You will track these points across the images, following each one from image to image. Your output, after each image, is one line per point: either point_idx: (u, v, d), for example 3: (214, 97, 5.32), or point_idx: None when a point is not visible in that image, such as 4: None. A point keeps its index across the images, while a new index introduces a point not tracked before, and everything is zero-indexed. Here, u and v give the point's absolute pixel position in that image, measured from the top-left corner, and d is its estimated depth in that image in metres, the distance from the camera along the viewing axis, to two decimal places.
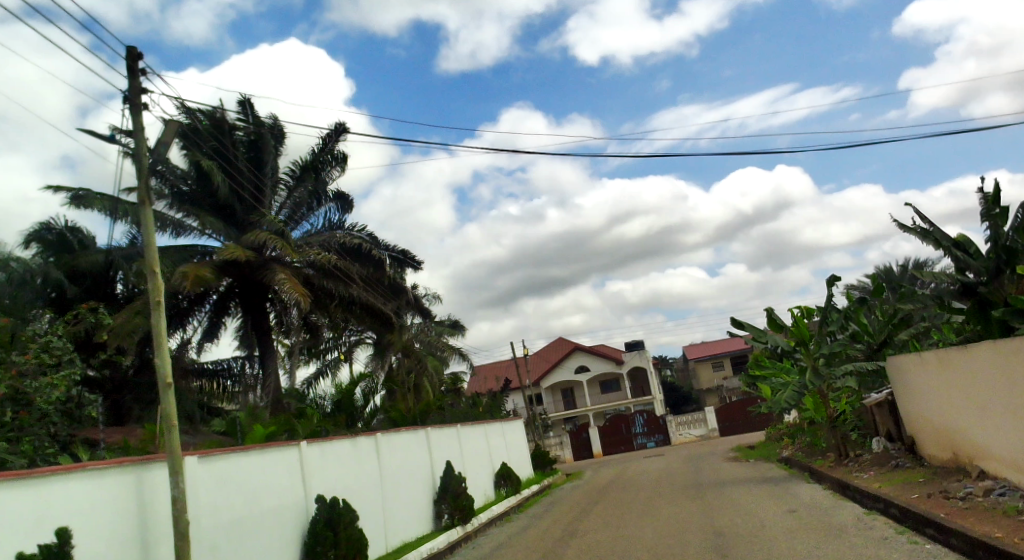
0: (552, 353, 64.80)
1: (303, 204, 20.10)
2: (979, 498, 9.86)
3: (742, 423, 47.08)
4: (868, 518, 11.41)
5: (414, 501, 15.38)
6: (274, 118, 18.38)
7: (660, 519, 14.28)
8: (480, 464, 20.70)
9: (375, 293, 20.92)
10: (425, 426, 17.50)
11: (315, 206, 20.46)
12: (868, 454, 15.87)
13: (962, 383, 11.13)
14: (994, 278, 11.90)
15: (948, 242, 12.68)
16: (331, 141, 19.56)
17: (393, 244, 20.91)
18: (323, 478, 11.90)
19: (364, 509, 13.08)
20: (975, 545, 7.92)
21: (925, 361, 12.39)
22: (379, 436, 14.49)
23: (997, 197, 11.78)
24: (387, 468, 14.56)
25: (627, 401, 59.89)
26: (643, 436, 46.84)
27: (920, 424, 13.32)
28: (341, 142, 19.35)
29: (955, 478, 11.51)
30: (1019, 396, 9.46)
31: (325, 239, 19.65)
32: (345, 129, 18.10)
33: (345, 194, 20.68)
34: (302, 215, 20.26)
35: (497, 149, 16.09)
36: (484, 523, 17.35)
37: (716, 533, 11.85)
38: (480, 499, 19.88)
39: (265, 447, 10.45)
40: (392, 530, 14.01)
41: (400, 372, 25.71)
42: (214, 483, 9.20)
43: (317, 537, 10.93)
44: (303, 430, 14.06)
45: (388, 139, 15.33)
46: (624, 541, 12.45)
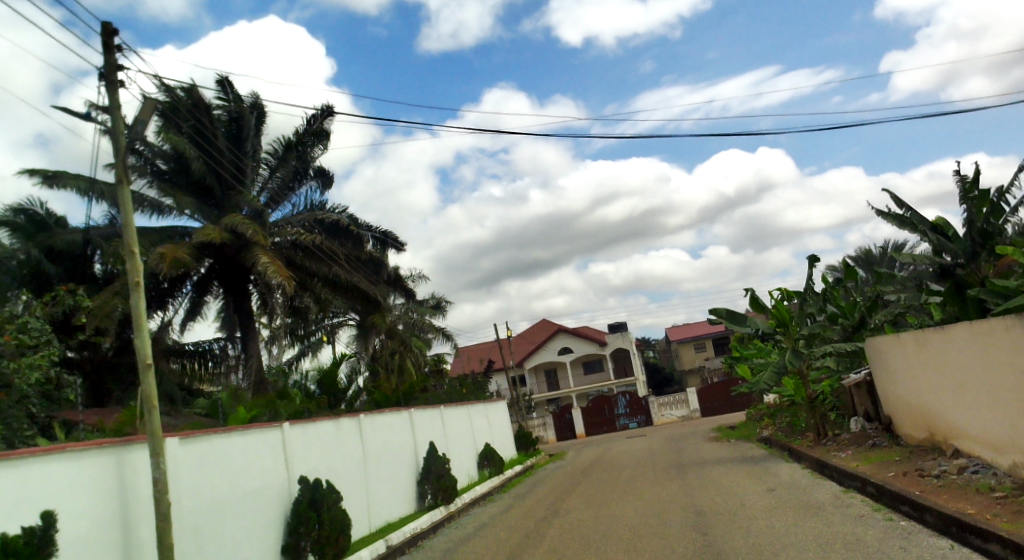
0: (537, 334, 64.97)
1: (285, 183, 19.98)
2: (954, 475, 9.96)
3: (724, 404, 47.53)
4: (845, 497, 11.52)
5: (397, 482, 15.43)
6: (254, 97, 18.15)
7: (639, 499, 14.40)
8: (464, 445, 20.79)
9: (358, 273, 20.86)
10: (409, 407, 17.53)
11: (298, 185, 20.33)
12: (847, 434, 16.04)
13: (938, 363, 11.22)
14: (972, 261, 12.09)
15: (925, 225, 12.74)
16: (315, 121, 19.34)
17: (375, 224, 20.82)
18: (304, 459, 11.91)
19: (347, 490, 13.10)
20: (949, 523, 8.01)
21: (902, 341, 12.49)
22: (362, 417, 14.49)
23: (975, 181, 11.85)
24: (370, 448, 14.59)
25: (611, 382, 60.25)
26: (626, 417, 47.15)
27: (898, 404, 13.43)
28: (325, 122, 19.15)
29: (930, 456, 11.65)
30: (991, 375, 9.55)
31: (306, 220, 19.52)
32: (330, 111, 17.78)
33: (327, 171, 20.50)
34: (285, 194, 20.15)
35: (482, 129, 16.07)
36: (467, 503, 17.45)
37: (697, 513, 11.91)
38: (463, 479, 19.97)
39: (246, 428, 10.37)
40: (374, 511, 14.05)
41: (384, 353, 25.70)
42: (194, 465, 9.13)
43: (300, 518, 10.92)
44: (286, 412, 14.03)
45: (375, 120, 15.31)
46: (603, 520, 12.57)
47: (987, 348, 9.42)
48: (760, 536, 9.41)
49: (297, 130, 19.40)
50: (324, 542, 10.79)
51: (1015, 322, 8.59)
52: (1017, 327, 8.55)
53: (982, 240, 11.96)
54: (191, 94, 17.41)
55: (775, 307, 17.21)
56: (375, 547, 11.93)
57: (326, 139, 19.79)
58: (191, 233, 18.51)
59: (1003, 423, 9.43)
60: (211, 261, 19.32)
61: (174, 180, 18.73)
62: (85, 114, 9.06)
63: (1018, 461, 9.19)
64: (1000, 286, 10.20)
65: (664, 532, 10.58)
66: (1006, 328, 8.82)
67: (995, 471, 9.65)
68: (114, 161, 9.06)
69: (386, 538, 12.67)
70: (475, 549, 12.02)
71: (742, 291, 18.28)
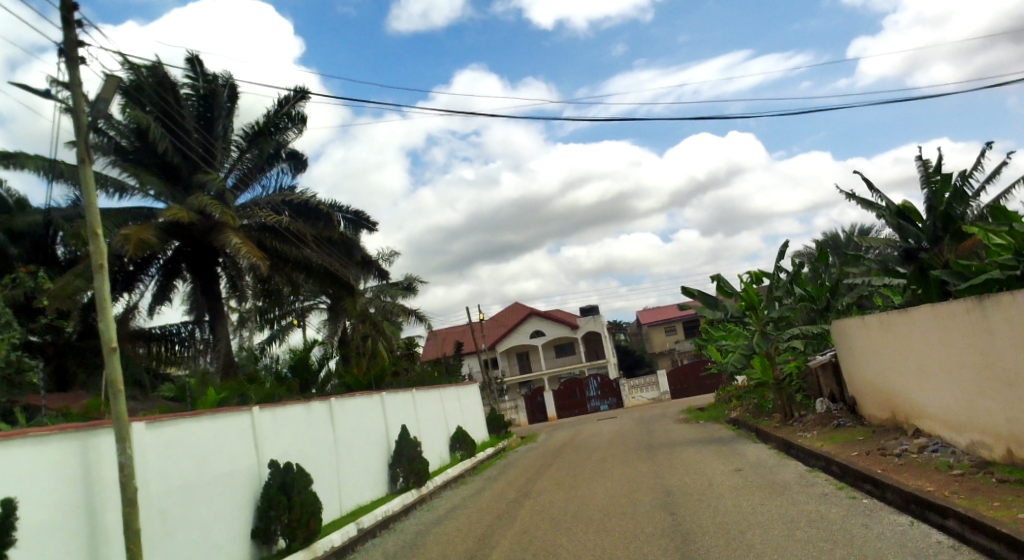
0: (509, 318, 65.06)
1: (255, 165, 19.66)
2: (915, 454, 10.20)
3: (693, 386, 48.06)
4: (810, 476, 11.73)
5: (368, 465, 15.42)
6: (226, 75, 17.89)
7: (609, 481, 14.50)
8: (435, 428, 20.81)
9: (330, 256, 20.73)
10: (380, 390, 17.48)
11: (269, 167, 20.03)
12: (812, 415, 16.30)
13: (900, 344, 11.44)
14: (935, 245, 12.28)
15: (890, 211, 12.93)
16: (290, 103, 19.11)
17: (347, 205, 20.62)
18: (274, 442, 11.84)
19: (317, 473, 13.06)
20: (908, 500, 8.19)
21: (867, 323, 12.70)
22: (332, 400, 14.42)
23: (938, 165, 12.05)
24: (340, 433, 14.54)
25: (582, 364, 60.60)
26: (597, 399, 47.49)
27: (862, 385, 13.67)
28: (299, 104, 18.92)
29: (892, 436, 11.90)
30: (951, 356, 9.77)
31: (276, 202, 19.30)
32: (305, 94, 17.54)
33: (299, 153, 20.28)
34: (255, 176, 19.83)
35: (453, 110, 15.97)
36: (439, 486, 17.49)
37: (665, 493, 12.07)
38: (434, 462, 20.00)
39: (214, 413, 10.29)
40: (345, 494, 14.02)
41: (355, 336, 25.57)
42: (162, 450, 9.04)
43: (269, 501, 10.87)
44: (255, 395, 13.93)
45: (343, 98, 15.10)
46: (573, 501, 12.67)
47: (949, 330, 9.60)
48: (726, 516, 9.54)
49: (269, 111, 19.15)
50: (295, 525, 10.75)
51: (975, 305, 8.76)
52: (979, 310, 8.71)
53: (945, 224, 12.20)
54: (157, 71, 17.12)
55: (743, 289, 17.34)
56: (346, 530, 11.93)
57: (302, 123, 19.65)
58: (156, 213, 18.18)
59: (963, 404, 9.64)
60: (179, 243, 19.05)
61: (138, 159, 18.39)
62: (45, 92, 8.84)
63: (977, 440, 9.42)
64: (961, 269, 10.39)
65: (634, 513, 10.69)
66: (968, 312, 8.97)
67: (954, 450, 9.88)
68: (76, 140, 8.86)
69: (357, 521, 12.66)
70: (446, 531, 12.07)
71: (712, 275, 18.47)
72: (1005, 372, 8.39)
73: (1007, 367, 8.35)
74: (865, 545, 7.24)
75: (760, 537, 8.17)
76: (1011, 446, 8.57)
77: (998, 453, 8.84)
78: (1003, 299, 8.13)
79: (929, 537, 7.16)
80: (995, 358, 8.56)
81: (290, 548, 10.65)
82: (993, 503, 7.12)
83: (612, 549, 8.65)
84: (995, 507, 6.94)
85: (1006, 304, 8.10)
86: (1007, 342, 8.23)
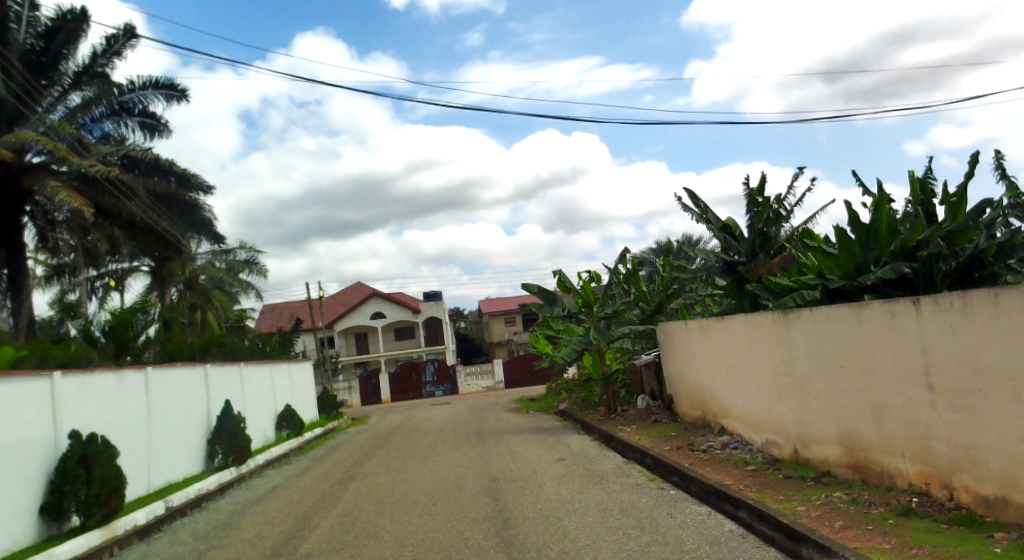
0: (350, 293, 56.45)
1: None
2: (718, 451, 9.55)
3: (528, 377, 41.46)
4: (625, 468, 10.43)
5: (186, 443, 11.69)
6: None
7: (455, 459, 12.56)
8: (262, 403, 16.63)
9: (158, 213, 16.60)
10: (238, 359, 15.46)
11: None
12: (633, 411, 15.18)
13: (716, 350, 10.57)
14: (751, 259, 11.44)
15: (718, 224, 11.79)
16: None
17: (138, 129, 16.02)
18: (77, 413, 8.56)
19: (129, 459, 9.71)
20: (720, 498, 7.26)
21: (689, 328, 11.73)
22: (149, 368, 10.68)
23: (763, 182, 11.24)
24: (157, 403, 10.81)
25: (423, 349, 52.54)
26: (432, 384, 40.44)
27: (678, 383, 12.83)
28: None
29: (700, 433, 11.08)
30: (767, 373, 8.78)
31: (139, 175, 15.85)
32: (135, 34, 13.76)
33: None
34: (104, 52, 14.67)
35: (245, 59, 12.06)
36: (263, 464, 13.92)
37: (490, 480, 10.19)
38: (257, 440, 15.91)
39: (11, 374, 7.37)
40: (155, 468, 10.44)
41: (181, 304, 21.65)
42: (76, 395, 8.56)
43: (65, 475, 7.86)
44: (71, 345, 10.61)
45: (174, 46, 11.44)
46: (401, 484, 10.52)
47: (757, 341, 8.90)
48: (549, 501, 8.41)
49: None
50: (94, 501, 7.93)
51: (780, 317, 8.14)
52: (911, 312, 5.85)
53: (768, 234, 11.29)
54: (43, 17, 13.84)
55: (581, 285, 15.85)
56: (154, 506, 9.03)
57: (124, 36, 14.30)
58: None
59: (761, 402, 9.02)
60: None
61: None
62: None
63: (769, 439, 8.89)
64: (771, 284, 9.76)
65: None
66: (845, 313, 6.80)
67: (752, 449, 9.31)
68: None
69: (166, 497, 9.65)
70: (271, 508, 9.76)
71: (551, 270, 16.42)
72: (848, 401, 6.95)
73: (883, 383, 6.37)
74: (668, 533, 6.65)
75: (575, 525, 7.16)
76: (799, 445, 8.09)
77: (787, 452, 8.37)
78: (1006, 300, 4.89)
79: (719, 527, 6.71)
80: (850, 346, 6.79)
81: (84, 530, 7.84)
82: (834, 519, 5.91)
83: (429, 535, 7.27)
84: (836, 527, 5.65)
85: (1019, 301, 4.79)
86: (816, 333, 7.38)
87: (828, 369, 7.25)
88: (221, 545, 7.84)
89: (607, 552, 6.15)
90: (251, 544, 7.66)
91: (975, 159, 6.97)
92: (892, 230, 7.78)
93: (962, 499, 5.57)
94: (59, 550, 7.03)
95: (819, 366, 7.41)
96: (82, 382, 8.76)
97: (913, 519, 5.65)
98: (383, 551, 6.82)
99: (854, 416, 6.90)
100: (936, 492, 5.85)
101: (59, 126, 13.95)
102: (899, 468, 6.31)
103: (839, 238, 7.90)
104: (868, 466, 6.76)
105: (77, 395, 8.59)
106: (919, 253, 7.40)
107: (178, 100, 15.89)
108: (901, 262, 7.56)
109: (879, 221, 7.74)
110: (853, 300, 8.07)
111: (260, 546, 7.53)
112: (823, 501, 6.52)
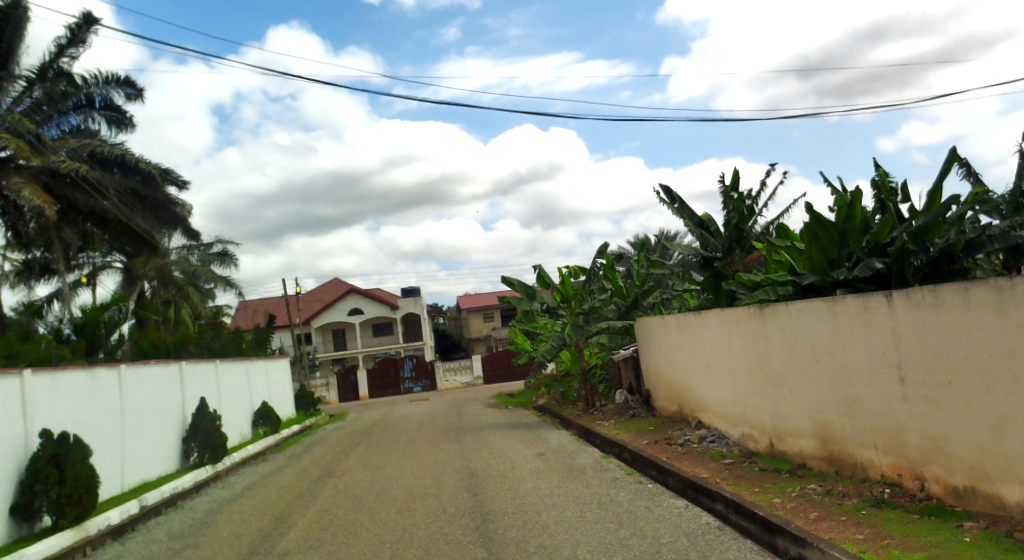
0: (327, 289, 56.09)
1: None
2: (695, 445, 9.63)
3: (507, 373, 41.49)
4: (603, 462, 10.46)
5: (160, 441, 11.56)
6: None
7: (434, 455, 12.55)
8: (238, 400, 16.48)
9: (131, 209, 16.40)
10: (213, 357, 15.31)
11: None
12: (611, 405, 15.25)
13: (693, 344, 10.63)
14: (728, 254, 11.53)
15: (694, 219, 11.85)
16: None
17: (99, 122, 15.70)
18: (48, 411, 8.43)
19: (102, 458, 9.59)
20: (697, 491, 7.32)
21: (666, 323, 11.78)
22: (122, 366, 10.55)
23: (739, 178, 11.31)
24: (131, 401, 10.69)
25: (401, 345, 52.41)
26: (411, 381, 40.34)
27: (656, 378, 12.90)
28: None
29: (677, 428, 11.15)
30: (743, 367, 8.85)
31: (111, 171, 15.63)
32: (96, 19, 13.58)
33: None
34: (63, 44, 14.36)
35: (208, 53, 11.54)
36: (239, 462, 13.81)
37: (469, 475, 10.18)
38: (233, 438, 15.79)
39: None
40: (128, 467, 10.32)
41: (155, 301, 21.39)
42: (46, 393, 8.44)
43: (36, 474, 7.74)
44: (42, 342, 10.45)
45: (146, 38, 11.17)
46: (379, 480, 10.49)
47: (733, 335, 8.98)
48: (528, 496, 8.44)
49: None
50: (66, 501, 7.81)
51: (756, 311, 8.21)
52: (883, 306, 5.92)
53: (742, 230, 11.37)
54: None
55: (560, 281, 15.87)
56: (127, 505, 8.92)
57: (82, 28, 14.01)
58: None
59: (737, 396, 9.10)
60: None
61: None
62: None
63: (746, 432, 8.97)
64: (746, 279, 9.83)
65: None
66: (819, 308, 6.87)
67: (728, 442, 9.39)
68: None
69: (140, 496, 9.54)
70: (248, 506, 9.70)
71: (529, 265, 16.42)
72: (823, 395, 7.04)
73: (856, 377, 6.45)
74: (646, 526, 6.69)
75: (553, 520, 7.19)
76: (774, 438, 8.17)
77: (763, 445, 8.45)
78: (974, 293, 4.97)
79: (696, 520, 6.77)
80: (824, 340, 6.87)
81: (56, 530, 7.73)
82: (809, 510, 5.98)
83: (407, 531, 7.27)
84: (811, 518, 5.73)
85: (988, 294, 4.86)
86: (791, 327, 7.46)
87: (803, 363, 7.33)
88: (197, 544, 7.78)
89: (585, 545, 6.19)
90: (228, 543, 7.60)
91: (949, 155, 7.08)
92: (863, 228, 7.89)
93: (932, 489, 5.66)
94: (30, 551, 6.94)
95: (794, 360, 7.49)
96: (53, 381, 8.63)
97: (885, 510, 5.73)
98: (362, 547, 6.81)
99: (827, 409, 6.99)
100: (908, 483, 5.94)
101: (19, 120, 13.53)
102: (872, 459, 6.40)
103: (812, 234, 8.01)
104: (842, 458, 6.85)
105: (48, 394, 8.46)
106: (890, 248, 7.55)
107: (137, 97, 15.69)
108: (875, 258, 7.69)
109: (852, 217, 7.83)
110: (826, 295, 8.18)
111: (237, 544, 7.49)
112: (798, 493, 6.59)
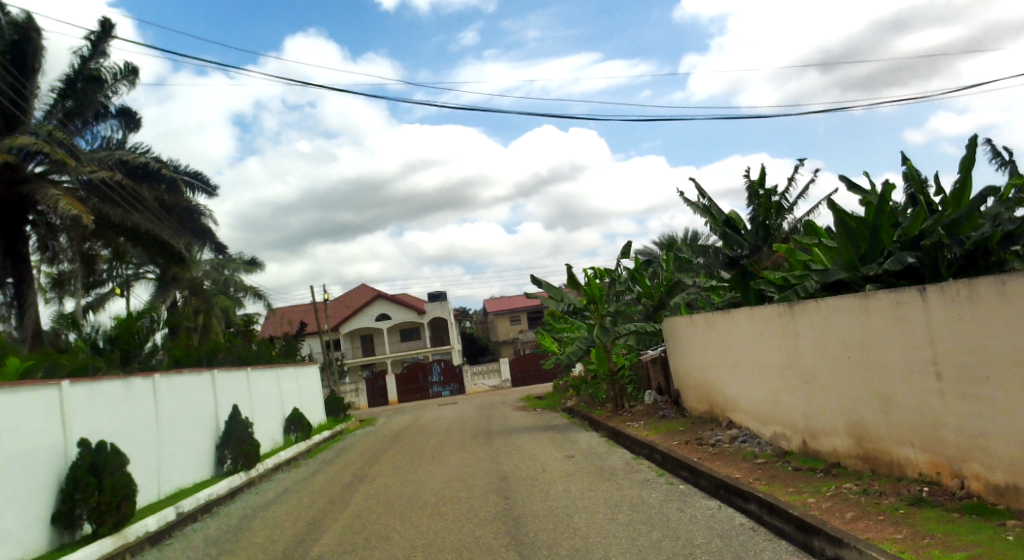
0: (354, 295, 56.54)
1: None
2: (726, 445, 9.54)
3: (535, 375, 41.42)
4: (634, 464, 10.41)
5: (194, 449, 11.70)
6: None
7: (464, 459, 12.59)
8: (270, 408, 16.66)
9: (160, 220, 16.68)
10: (245, 366, 15.50)
11: None
12: (640, 406, 15.20)
13: (722, 343, 10.55)
14: (754, 252, 11.48)
15: (721, 218, 11.75)
16: None
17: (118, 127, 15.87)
18: (86, 421, 8.58)
19: (138, 467, 9.71)
20: (731, 491, 7.25)
21: (694, 321, 11.72)
22: (157, 376, 10.71)
23: (764, 175, 11.22)
24: (166, 409, 10.85)
25: (429, 350, 52.61)
26: (439, 385, 40.44)
27: (685, 378, 12.82)
28: None
29: (708, 428, 11.08)
30: (773, 364, 8.75)
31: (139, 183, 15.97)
32: (113, 25, 13.86)
33: None
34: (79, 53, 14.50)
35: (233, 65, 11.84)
36: (273, 468, 13.95)
37: (499, 478, 10.19)
38: (266, 445, 15.96)
39: (18, 385, 7.39)
40: (164, 475, 10.47)
41: (186, 310, 21.70)
42: (85, 403, 8.63)
43: (76, 483, 7.88)
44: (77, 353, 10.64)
45: (173, 52, 11.44)
46: (412, 484, 10.57)
47: (763, 334, 8.90)
48: (559, 498, 8.45)
49: None
50: (105, 509, 7.94)
51: (786, 309, 8.13)
52: (917, 301, 5.84)
53: (769, 227, 11.32)
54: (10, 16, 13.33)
55: (586, 282, 15.85)
56: (164, 513, 9.04)
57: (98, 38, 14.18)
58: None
59: (768, 395, 9.02)
60: None
61: None
62: None
63: (778, 431, 8.87)
64: (775, 279, 9.75)
65: None
66: (851, 305, 6.79)
67: (761, 442, 9.30)
68: None
69: (177, 503, 9.68)
70: (282, 511, 9.78)
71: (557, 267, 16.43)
72: (856, 392, 6.94)
73: (890, 373, 6.36)
74: (680, 527, 6.65)
75: (585, 522, 7.19)
76: (807, 437, 8.08)
77: (795, 444, 8.37)
78: (1012, 286, 4.88)
79: (730, 520, 6.71)
80: (857, 337, 6.78)
81: (95, 537, 7.86)
82: (845, 510, 5.91)
83: (440, 535, 7.30)
84: (847, 518, 5.66)
85: None
86: (821, 326, 7.37)
87: (835, 361, 7.24)
88: (233, 549, 7.87)
89: (619, 547, 6.19)
90: (264, 547, 7.70)
91: (968, 147, 6.96)
92: (893, 221, 7.77)
93: (972, 487, 5.55)
94: None
95: (825, 358, 7.41)
96: (90, 391, 8.80)
97: (924, 509, 5.64)
98: (394, 551, 6.86)
99: (862, 407, 6.89)
100: (946, 481, 5.84)
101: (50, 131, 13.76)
102: (909, 457, 6.31)
103: (842, 229, 7.91)
104: (878, 457, 6.75)
105: (85, 404, 8.62)
106: (924, 242, 7.41)
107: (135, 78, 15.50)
108: (906, 252, 7.55)
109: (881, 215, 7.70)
110: (857, 290, 8.12)
111: (271, 550, 7.57)
112: (834, 492, 6.51)
